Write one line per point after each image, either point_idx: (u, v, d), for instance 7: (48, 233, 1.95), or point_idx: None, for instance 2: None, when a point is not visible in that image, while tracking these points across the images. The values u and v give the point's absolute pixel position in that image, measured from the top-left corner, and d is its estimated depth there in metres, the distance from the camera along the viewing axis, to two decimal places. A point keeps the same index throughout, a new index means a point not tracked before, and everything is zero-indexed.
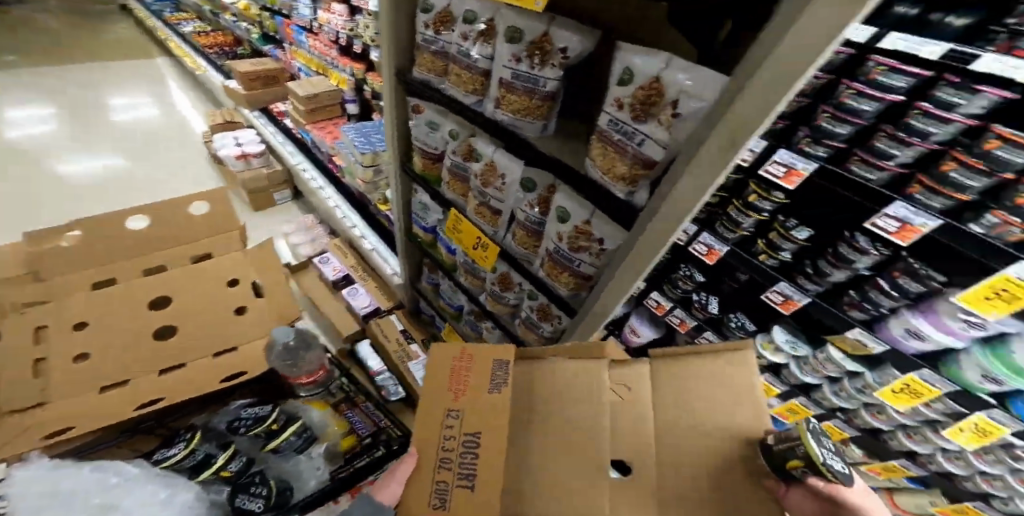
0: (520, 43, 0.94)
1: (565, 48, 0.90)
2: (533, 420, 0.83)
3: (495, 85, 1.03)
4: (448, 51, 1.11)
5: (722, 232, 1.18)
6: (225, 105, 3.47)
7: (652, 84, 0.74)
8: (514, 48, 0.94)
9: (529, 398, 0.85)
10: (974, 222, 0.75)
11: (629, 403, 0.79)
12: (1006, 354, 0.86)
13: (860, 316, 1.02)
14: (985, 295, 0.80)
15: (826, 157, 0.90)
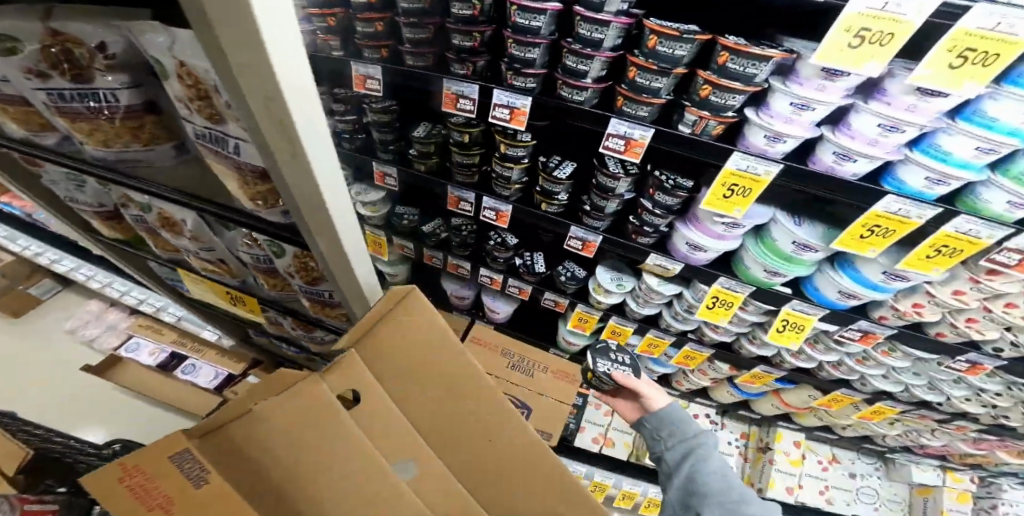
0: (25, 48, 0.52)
1: (100, 48, 0.52)
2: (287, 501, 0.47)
3: (54, 117, 0.64)
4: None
5: (501, 191, 1.08)
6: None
7: (181, 70, 0.46)
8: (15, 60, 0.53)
9: (252, 477, 0.47)
10: (681, 124, 0.68)
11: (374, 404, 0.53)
12: (772, 243, 0.80)
13: (649, 241, 0.96)
14: (722, 194, 0.72)
15: (538, 88, 0.79)
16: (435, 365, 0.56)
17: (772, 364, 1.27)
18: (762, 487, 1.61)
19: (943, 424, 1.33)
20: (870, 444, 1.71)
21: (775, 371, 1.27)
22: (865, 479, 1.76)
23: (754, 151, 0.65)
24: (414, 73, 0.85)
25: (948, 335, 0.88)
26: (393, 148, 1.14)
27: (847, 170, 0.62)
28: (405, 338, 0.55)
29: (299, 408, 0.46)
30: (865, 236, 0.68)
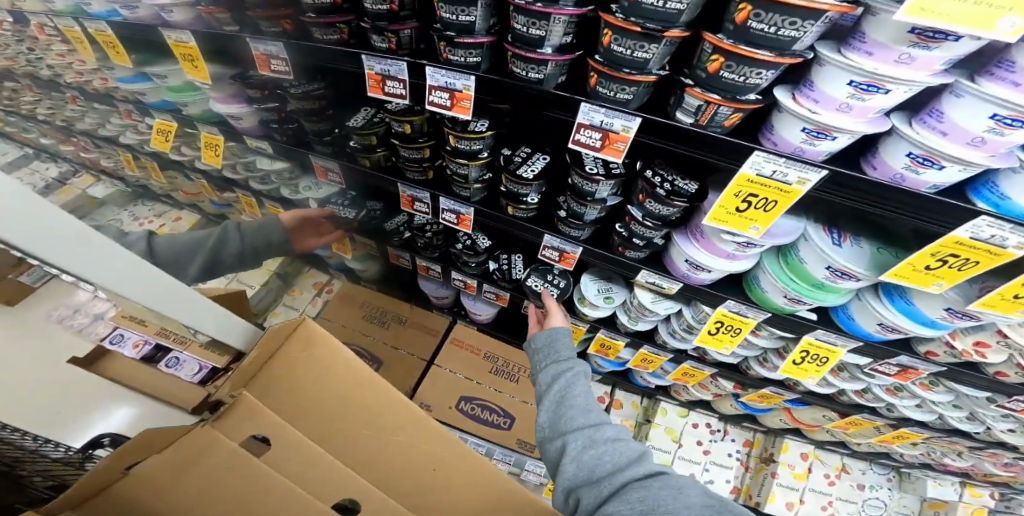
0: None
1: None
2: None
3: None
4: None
5: (459, 191, 0.87)
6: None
7: None
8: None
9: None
10: (677, 111, 0.48)
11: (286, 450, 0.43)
12: (800, 266, 0.63)
13: (640, 255, 0.77)
14: (734, 207, 0.53)
15: (484, 62, 0.58)
16: (356, 395, 0.51)
17: (784, 386, 1.22)
18: (762, 502, 1.64)
19: (975, 451, 1.35)
20: (888, 460, 1.71)
21: (787, 394, 1.24)
22: (875, 490, 1.72)
23: (786, 150, 0.46)
24: (326, 51, 0.65)
25: (1011, 375, 0.77)
26: (329, 140, 0.94)
27: (921, 180, 0.44)
28: (313, 372, 0.50)
29: (189, 458, 0.37)
30: (933, 267, 0.51)
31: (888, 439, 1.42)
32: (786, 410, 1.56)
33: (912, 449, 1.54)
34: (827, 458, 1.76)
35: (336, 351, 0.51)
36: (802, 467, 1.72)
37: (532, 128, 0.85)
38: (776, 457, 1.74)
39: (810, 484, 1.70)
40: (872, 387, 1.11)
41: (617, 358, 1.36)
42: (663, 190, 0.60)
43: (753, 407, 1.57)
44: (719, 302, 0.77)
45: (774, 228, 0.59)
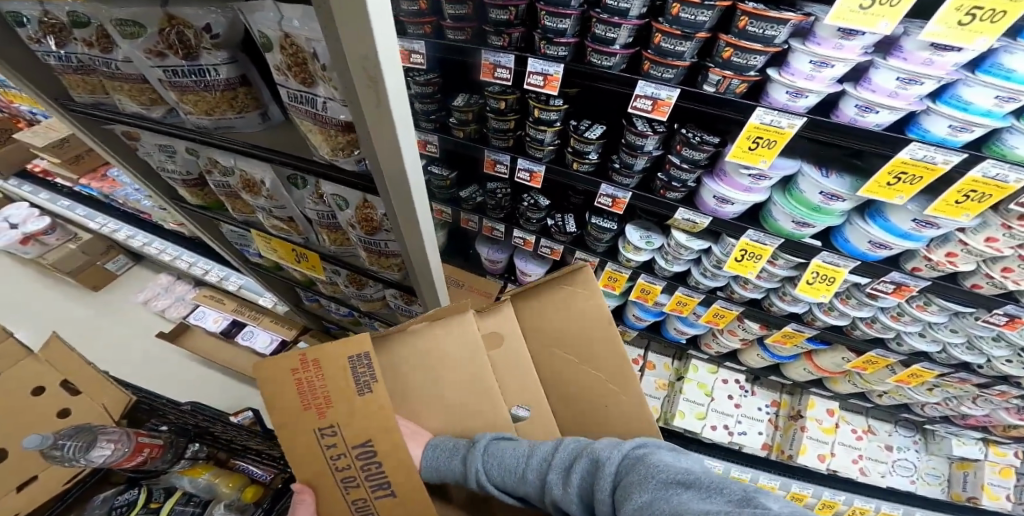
0: (149, 33, 0.72)
1: (206, 28, 0.70)
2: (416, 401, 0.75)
3: (166, 90, 0.82)
4: (88, 63, 0.87)
5: (534, 153, 1.15)
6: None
7: (285, 41, 0.57)
8: (141, 42, 0.73)
9: (404, 377, 0.75)
10: (704, 84, 0.74)
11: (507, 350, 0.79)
12: (800, 195, 0.87)
13: (678, 196, 1.02)
14: (747, 147, 0.77)
15: (569, 55, 0.85)
16: (568, 330, 0.79)
17: (803, 321, 1.43)
18: (794, 453, 1.86)
19: (983, 390, 1.52)
20: (907, 412, 1.87)
21: (806, 330, 1.45)
22: (903, 451, 1.93)
23: (778, 106, 0.70)
24: (455, 47, 0.94)
25: (983, 286, 0.98)
26: (434, 118, 1.24)
27: (867, 121, 0.68)
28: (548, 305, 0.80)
29: (447, 332, 0.75)
30: (892, 184, 0.74)
31: (904, 378, 1.59)
32: (809, 358, 1.77)
33: (929, 396, 1.69)
34: (854, 418, 1.97)
35: (591, 294, 0.79)
36: (829, 422, 1.94)
37: (592, 103, 1.11)
38: (803, 412, 1.95)
39: (838, 438, 1.91)
40: (879, 315, 1.32)
41: (653, 305, 1.60)
42: (695, 139, 0.85)
43: (778, 353, 1.79)
44: (740, 231, 1.02)
45: (778, 164, 0.84)
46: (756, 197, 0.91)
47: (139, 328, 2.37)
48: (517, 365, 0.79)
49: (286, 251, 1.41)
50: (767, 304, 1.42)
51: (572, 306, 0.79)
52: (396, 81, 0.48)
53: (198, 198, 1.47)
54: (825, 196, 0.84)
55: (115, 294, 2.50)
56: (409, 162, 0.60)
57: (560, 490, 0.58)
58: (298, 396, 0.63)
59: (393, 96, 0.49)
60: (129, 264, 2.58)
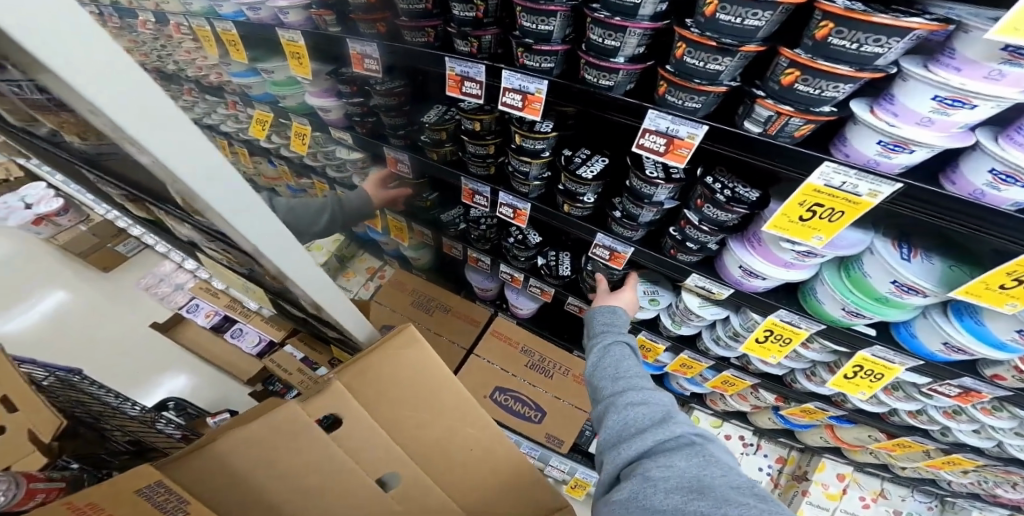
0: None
1: None
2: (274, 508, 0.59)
3: (35, 109, 0.66)
4: None
5: (519, 187, 0.93)
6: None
7: None
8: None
9: (240, 492, 0.57)
10: (746, 120, 0.50)
11: (354, 431, 0.61)
12: (862, 278, 0.63)
13: (693, 259, 0.79)
14: (797, 216, 0.54)
15: (558, 69, 0.63)
16: (423, 391, 0.67)
17: (829, 402, 1.17)
18: None
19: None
20: (930, 486, 1.56)
21: (834, 411, 1.18)
22: None
23: (859, 162, 0.46)
24: (412, 52, 0.73)
25: None
26: (403, 134, 1.04)
27: (1002, 196, 0.43)
28: (390, 377, 0.65)
29: (268, 431, 0.54)
30: (1009, 287, 0.50)
31: (938, 464, 1.31)
32: (828, 428, 1.48)
33: (962, 478, 1.38)
34: (866, 481, 1.64)
35: (429, 352, 0.65)
36: (836, 487, 1.62)
37: (589, 135, 0.91)
38: (809, 475, 1.65)
39: (842, 505, 1.60)
40: (928, 408, 1.08)
41: (655, 363, 1.36)
42: (722, 196, 0.62)
43: (793, 422, 1.51)
44: (769, 311, 0.78)
45: (838, 239, 0.60)
46: (800, 277, 0.68)
47: (137, 315, 1.90)
48: (382, 444, 0.64)
49: (230, 275, 1.21)
50: (789, 379, 1.17)
51: (415, 363, 0.65)
52: (140, 108, 0.34)
53: (141, 211, 1.27)
54: (899, 288, 0.59)
55: (130, 276, 2.05)
56: (221, 204, 0.45)
57: (610, 386, 0.73)
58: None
59: (135, 124, 0.34)
60: (142, 246, 2.12)
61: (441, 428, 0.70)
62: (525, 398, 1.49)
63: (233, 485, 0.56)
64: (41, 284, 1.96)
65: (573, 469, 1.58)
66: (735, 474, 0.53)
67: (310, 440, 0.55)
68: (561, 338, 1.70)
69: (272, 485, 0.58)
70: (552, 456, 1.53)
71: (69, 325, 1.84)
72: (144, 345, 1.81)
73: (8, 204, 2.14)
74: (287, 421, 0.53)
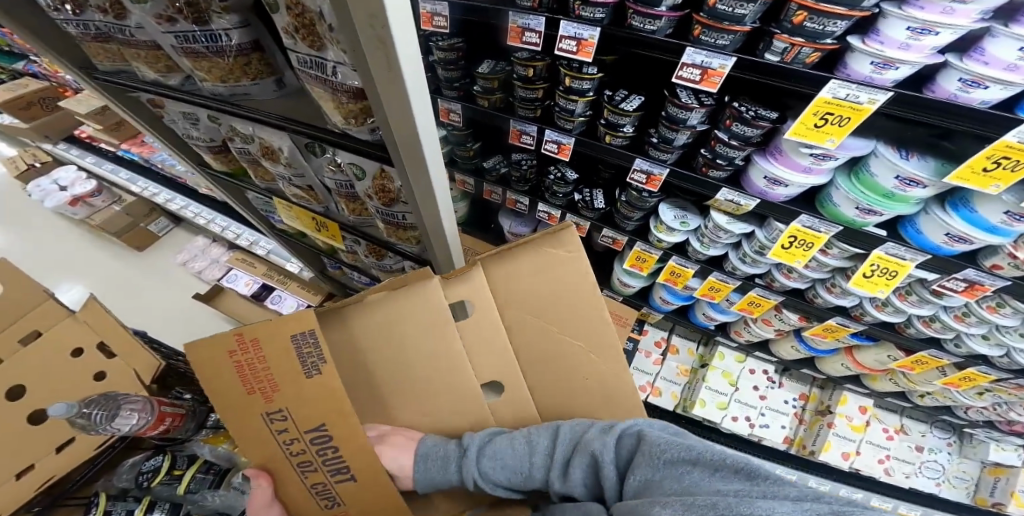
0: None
1: None
2: (377, 377, 0.74)
3: (180, 56, 0.76)
4: (106, 31, 0.80)
5: (563, 124, 1.08)
6: (10, 132, 2.50)
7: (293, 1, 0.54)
8: (148, 9, 0.66)
9: (351, 360, 0.73)
10: (767, 52, 0.64)
11: (478, 323, 0.70)
12: (869, 178, 0.77)
13: (722, 175, 0.95)
14: (812, 124, 0.68)
15: (607, 18, 0.77)
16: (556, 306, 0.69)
17: (849, 316, 1.29)
18: (816, 450, 1.79)
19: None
20: (949, 416, 1.75)
21: (852, 325, 1.30)
22: (935, 453, 1.82)
23: (858, 79, 0.60)
24: (480, 9, 0.88)
25: None
26: (458, 86, 1.18)
27: (972, 97, 0.57)
28: (525, 279, 0.68)
29: (400, 303, 0.67)
30: (990, 170, 0.63)
31: (954, 381, 1.45)
32: (848, 353, 1.63)
33: (978, 401, 1.55)
34: (887, 417, 1.87)
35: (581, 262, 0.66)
36: (860, 420, 1.84)
37: (626, 71, 1.04)
38: (833, 408, 1.86)
39: (867, 436, 1.81)
40: (940, 314, 1.18)
41: (684, 290, 1.53)
42: (749, 114, 0.78)
43: (815, 347, 1.65)
44: (789, 216, 0.94)
45: (849, 143, 0.74)
46: (817, 181, 0.83)
47: (182, 291, 2.37)
48: (492, 346, 0.72)
49: (306, 219, 1.40)
50: (811, 294, 1.29)
51: (552, 276, 0.67)
52: (410, 55, 0.44)
53: (222, 166, 1.45)
54: (902, 181, 0.73)
55: (160, 255, 2.53)
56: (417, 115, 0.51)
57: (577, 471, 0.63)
58: (238, 376, 0.62)
59: (405, 63, 0.44)
60: (170, 226, 2.59)
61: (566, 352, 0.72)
62: None
63: (352, 346, 0.71)
64: (115, 267, 2.45)
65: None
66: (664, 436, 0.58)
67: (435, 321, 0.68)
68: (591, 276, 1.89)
69: (378, 358, 0.72)
70: None
71: (129, 296, 2.35)
72: (199, 312, 2.29)
73: (44, 189, 2.40)
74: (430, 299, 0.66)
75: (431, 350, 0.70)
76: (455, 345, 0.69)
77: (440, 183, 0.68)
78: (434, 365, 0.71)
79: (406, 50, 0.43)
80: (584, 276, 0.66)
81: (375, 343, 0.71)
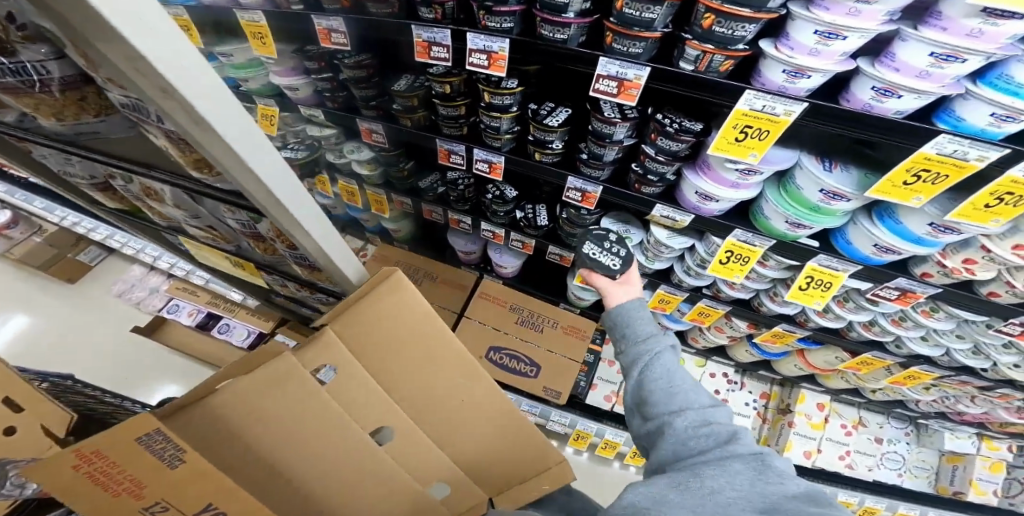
0: None
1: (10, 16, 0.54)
2: (264, 452, 0.70)
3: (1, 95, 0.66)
4: None
5: (491, 142, 1.01)
6: None
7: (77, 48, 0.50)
8: None
9: (227, 445, 0.66)
10: (681, 61, 0.59)
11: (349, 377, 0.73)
12: (796, 192, 0.74)
13: (656, 191, 0.90)
14: (733, 138, 0.63)
15: (516, 28, 0.71)
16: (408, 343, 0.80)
17: (795, 322, 1.29)
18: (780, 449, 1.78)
19: (986, 392, 1.43)
20: (903, 408, 1.81)
21: (798, 331, 1.31)
22: (894, 444, 1.86)
23: (772, 89, 0.55)
24: (379, 23, 0.79)
25: (1002, 295, 0.85)
26: (375, 105, 1.10)
27: (886, 106, 0.53)
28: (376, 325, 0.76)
29: (265, 375, 0.61)
30: (910, 183, 0.60)
31: (900, 380, 1.49)
32: (801, 355, 1.64)
33: (926, 395, 1.61)
34: (845, 411, 1.90)
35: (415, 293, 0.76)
36: (819, 417, 1.85)
37: (547, 85, 0.99)
38: (793, 407, 1.86)
39: (827, 433, 1.83)
40: (878, 319, 1.20)
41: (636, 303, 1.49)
42: (672, 128, 0.73)
43: (768, 351, 1.66)
44: (724, 230, 0.90)
45: (772, 156, 0.70)
46: (746, 196, 0.79)
47: (115, 321, 2.06)
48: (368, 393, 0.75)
49: (219, 256, 1.24)
50: (757, 303, 1.28)
51: (399, 318, 0.77)
52: (193, 76, 0.36)
53: (116, 203, 1.28)
54: (825, 194, 0.70)
55: (98, 286, 2.17)
56: (244, 151, 0.46)
57: (664, 403, 0.76)
58: (95, 482, 0.54)
59: (203, 104, 0.38)
60: (104, 254, 2.24)
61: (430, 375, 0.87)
62: (519, 354, 1.66)
63: (225, 429, 0.64)
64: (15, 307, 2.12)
65: (573, 422, 1.79)
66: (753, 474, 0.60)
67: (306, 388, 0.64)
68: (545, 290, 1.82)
69: (259, 435, 0.67)
70: (551, 407, 1.74)
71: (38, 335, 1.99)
72: (131, 347, 1.99)
73: None
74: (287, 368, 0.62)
75: (310, 415, 0.67)
76: (333, 406, 0.68)
77: (303, 206, 0.60)
78: (320, 428, 0.69)
79: (198, 86, 0.37)
80: (412, 303, 0.76)
81: (248, 421, 0.65)
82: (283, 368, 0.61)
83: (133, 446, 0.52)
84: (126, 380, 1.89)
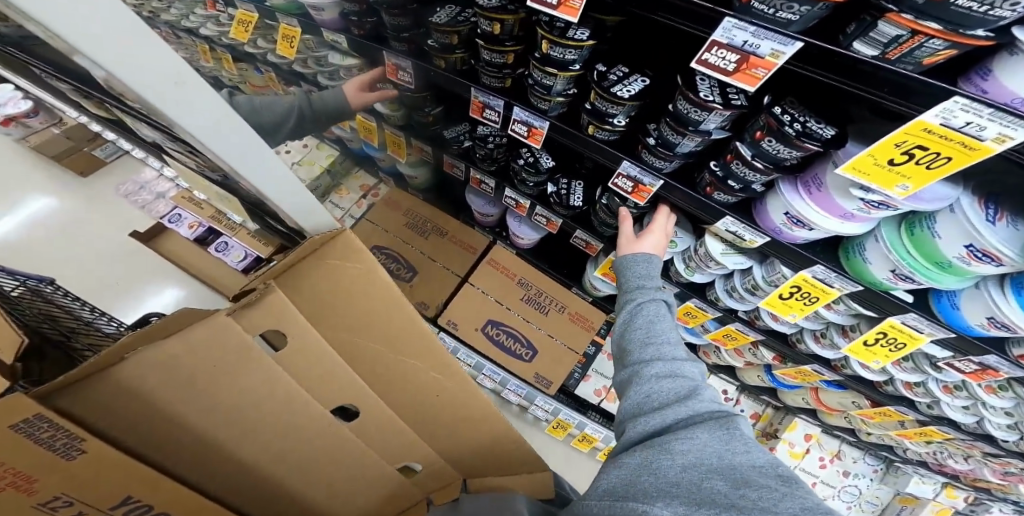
0: None
1: None
2: (187, 429, 0.55)
3: None
4: None
5: (538, 103, 0.83)
6: None
7: None
8: None
9: (163, 428, 0.54)
10: (858, 41, 0.41)
11: (303, 351, 0.57)
12: (928, 239, 0.58)
13: (728, 200, 0.74)
14: (888, 158, 0.47)
15: None
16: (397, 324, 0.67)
17: (829, 366, 1.16)
18: None
19: (987, 458, 1.31)
20: (887, 452, 1.69)
21: (829, 374, 1.18)
22: (858, 478, 1.78)
23: (1000, 100, 0.38)
24: None
25: None
26: (407, 37, 0.92)
27: None
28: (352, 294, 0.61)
29: (193, 345, 0.46)
30: None
31: (909, 434, 1.38)
32: (812, 389, 1.53)
33: (922, 447, 1.49)
34: (827, 442, 1.79)
35: (374, 267, 0.58)
36: (802, 447, 1.77)
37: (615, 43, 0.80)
38: (779, 433, 1.78)
39: (802, 463, 1.75)
40: (927, 381, 1.07)
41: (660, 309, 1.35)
42: (792, 129, 0.55)
43: (781, 381, 1.54)
44: (804, 263, 0.75)
45: (923, 192, 0.53)
46: (848, 231, 0.63)
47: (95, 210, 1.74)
48: (327, 368, 0.61)
49: (201, 181, 1.09)
50: (795, 338, 1.14)
51: (377, 288, 0.61)
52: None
53: None
54: (972, 251, 0.54)
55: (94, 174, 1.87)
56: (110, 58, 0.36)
57: (640, 352, 0.79)
58: None
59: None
60: (123, 151, 1.89)
61: (416, 364, 0.75)
62: (518, 335, 1.53)
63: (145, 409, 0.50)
64: None
65: (557, 409, 1.69)
66: (721, 453, 0.57)
67: (248, 359, 0.50)
68: (558, 270, 1.69)
69: (193, 413, 0.54)
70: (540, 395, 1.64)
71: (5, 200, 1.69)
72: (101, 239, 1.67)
73: None
74: (223, 339, 0.47)
75: (252, 392, 0.55)
76: (285, 385, 0.56)
77: None
78: (263, 404, 0.57)
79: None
80: (390, 283, 0.60)
81: (180, 402, 0.51)
82: (227, 335, 0.47)
83: (18, 436, 0.39)
84: (108, 289, 1.54)
